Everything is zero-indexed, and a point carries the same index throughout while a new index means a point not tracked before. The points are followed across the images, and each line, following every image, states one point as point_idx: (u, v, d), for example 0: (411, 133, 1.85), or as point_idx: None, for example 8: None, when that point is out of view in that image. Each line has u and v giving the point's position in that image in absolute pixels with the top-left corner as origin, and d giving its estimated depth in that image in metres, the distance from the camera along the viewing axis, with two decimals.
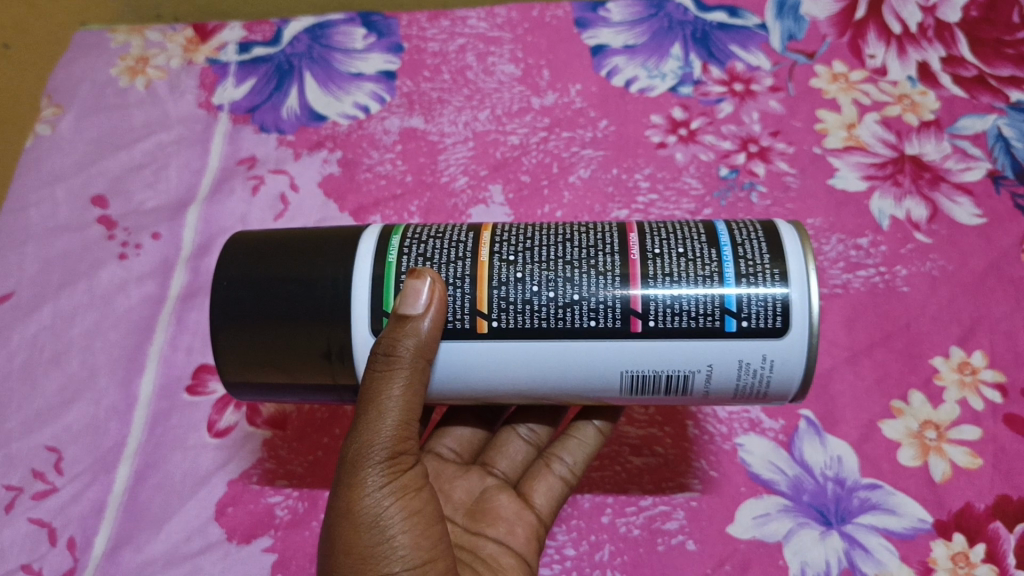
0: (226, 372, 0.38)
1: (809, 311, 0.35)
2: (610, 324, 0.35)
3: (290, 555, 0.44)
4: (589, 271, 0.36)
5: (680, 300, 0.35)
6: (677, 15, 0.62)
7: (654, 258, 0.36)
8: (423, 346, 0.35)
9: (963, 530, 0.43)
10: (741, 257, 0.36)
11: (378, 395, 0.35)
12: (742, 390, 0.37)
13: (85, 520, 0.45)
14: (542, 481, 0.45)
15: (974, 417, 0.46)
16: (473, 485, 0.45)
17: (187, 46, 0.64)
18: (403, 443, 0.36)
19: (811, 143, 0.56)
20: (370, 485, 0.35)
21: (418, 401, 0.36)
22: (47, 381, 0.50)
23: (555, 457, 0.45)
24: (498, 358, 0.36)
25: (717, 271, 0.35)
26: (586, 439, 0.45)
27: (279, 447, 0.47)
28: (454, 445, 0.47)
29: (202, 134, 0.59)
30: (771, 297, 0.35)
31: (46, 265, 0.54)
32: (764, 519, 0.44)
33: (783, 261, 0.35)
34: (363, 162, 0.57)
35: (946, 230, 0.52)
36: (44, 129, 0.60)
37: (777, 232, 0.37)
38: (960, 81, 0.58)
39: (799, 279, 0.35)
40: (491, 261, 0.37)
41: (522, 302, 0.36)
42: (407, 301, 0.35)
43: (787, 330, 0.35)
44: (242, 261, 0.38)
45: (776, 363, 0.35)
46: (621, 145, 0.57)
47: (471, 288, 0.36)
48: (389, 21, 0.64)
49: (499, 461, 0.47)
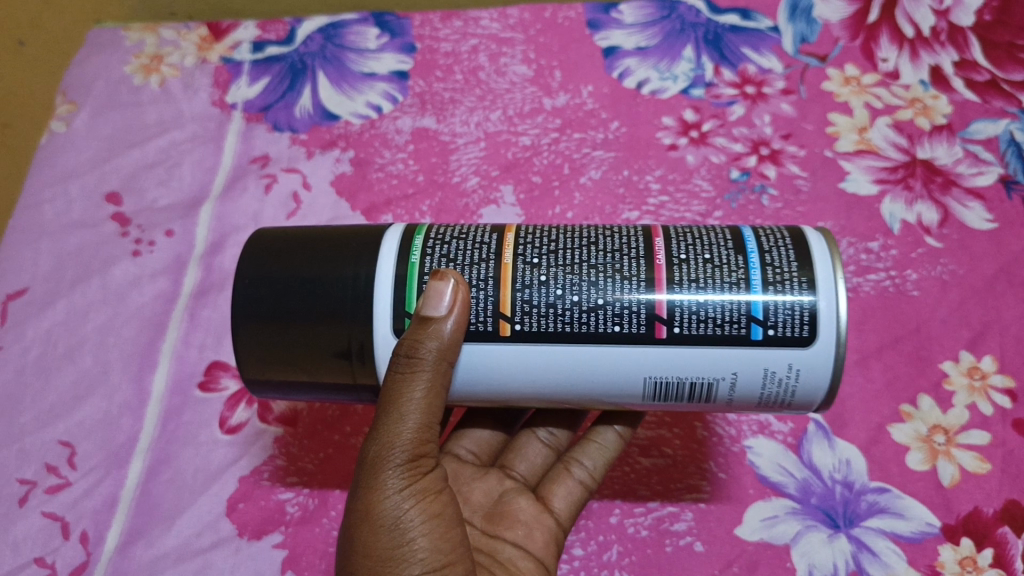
0: (246, 369, 0.38)
1: (837, 321, 0.35)
2: (634, 329, 0.36)
3: (300, 552, 0.44)
4: (614, 275, 0.36)
5: (705, 306, 0.35)
6: (689, 17, 0.62)
7: (680, 263, 0.36)
8: (445, 348, 0.35)
9: (971, 534, 0.43)
10: (769, 264, 0.36)
11: (399, 396, 0.35)
12: (766, 399, 0.37)
13: (97, 515, 0.46)
14: (561, 484, 0.45)
15: (983, 422, 0.46)
16: (491, 488, 0.45)
17: (201, 44, 0.64)
18: (423, 446, 0.36)
19: (823, 146, 0.56)
20: (389, 487, 0.35)
21: (439, 403, 0.36)
22: (61, 376, 0.50)
23: (574, 461, 0.45)
24: (521, 362, 0.37)
25: (744, 278, 0.36)
26: (606, 445, 0.45)
27: (290, 443, 0.47)
28: (472, 447, 0.47)
29: (215, 132, 0.60)
30: (798, 304, 0.35)
31: (60, 261, 0.55)
32: (772, 521, 0.44)
33: (810, 268, 0.36)
34: (375, 162, 0.57)
35: (956, 234, 0.52)
36: (58, 126, 0.61)
37: (805, 239, 0.37)
38: (972, 85, 0.58)
39: (827, 288, 0.35)
40: (514, 263, 0.37)
41: (545, 305, 0.36)
42: (430, 303, 0.35)
43: (814, 340, 0.35)
44: (264, 259, 0.38)
45: (802, 372, 0.35)
46: (632, 147, 0.57)
47: (494, 290, 0.36)
48: (402, 21, 0.64)
49: (518, 463, 0.47)
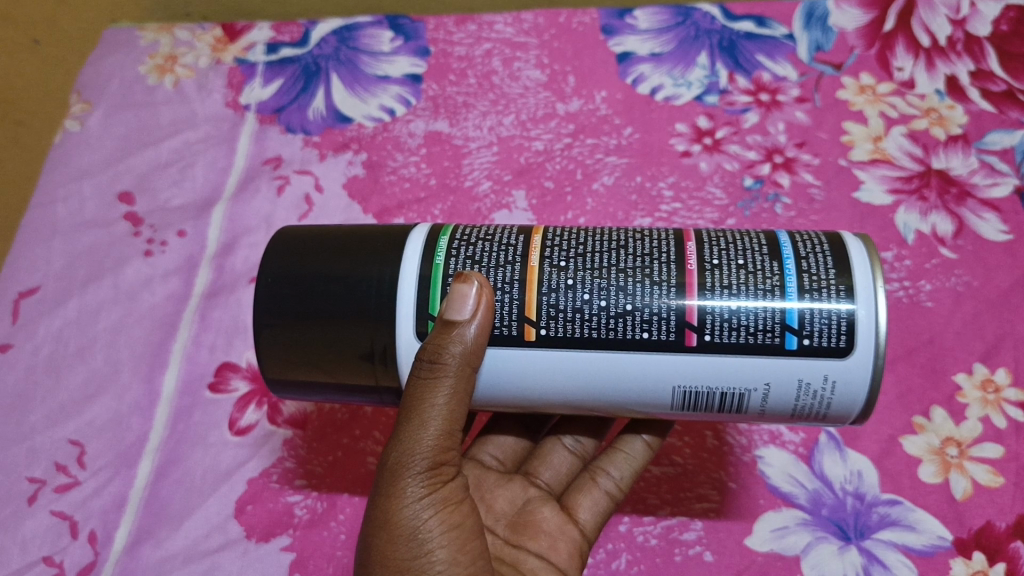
0: (268, 368, 0.38)
1: (875, 331, 0.35)
2: (664, 336, 0.35)
3: (308, 555, 0.44)
4: (644, 280, 0.36)
5: (738, 314, 0.35)
6: (704, 24, 0.62)
7: (712, 268, 0.36)
8: (469, 353, 0.35)
9: (983, 548, 0.42)
10: (805, 271, 0.36)
11: (421, 402, 0.35)
12: (799, 411, 0.37)
13: (106, 515, 0.46)
14: (588, 494, 0.44)
15: (997, 435, 0.45)
16: (515, 496, 0.45)
17: (215, 45, 0.64)
18: (444, 453, 0.36)
19: (837, 155, 0.56)
20: (409, 495, 0.35)
21: (461, 410, 0.36)
22: (72, 374, 0.50)
23: (601, 471, 0.45)
24: (548, 369, 0.36)
25: (779, 284, 0.35)
26: (633, 454, 0.45)
27: (299, 446, 0.47)
28: (496, 453, 0.47)
29: (229, 133, 0.60)
30: (835, 313, 0.35)
31: (73, 259, 0.55)
32: (781, 532, 0.44)
33: (848, 276, 0.35)
34: (387, 165, 0.57)
35: (971, 246, 0.51)
36: (72, 125, 0.61)
37: (842, 245, 0.37)
38: (988, 96, 0.57)
39: (866, 297, 0.35)
40: (541, 266, 0.37)
41: (572, 310, 0.36)
42: (454, 306, 0.35)
43: (851, 351, 0.35)
44: (288, 256, 0.38)
45: (838, 384, 0.35)
46: (645, 153, 0.57)
47: (520, 293, 0.36)
48: (416, 25, 0.64)
49: (543, 471, 0.47)
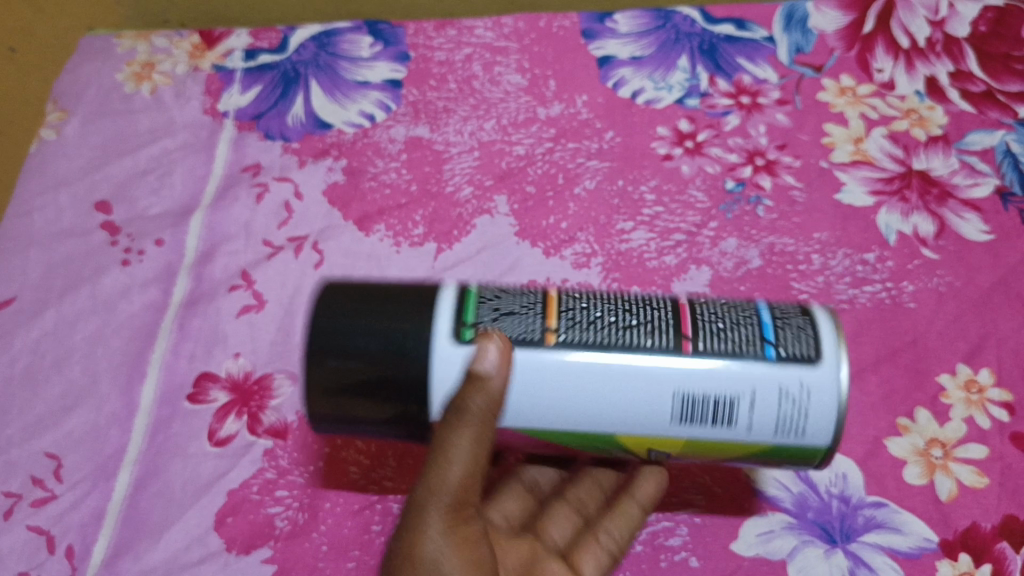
0: None
1: (839, 346, 0.36)
2: (662, 340, 0.36)
3: (289, 566, 0.43)
4: (639, 304, 0.38)
5: (722, 326, 0.36)
6: (685, 27, 0.63)
7: (699, 302, 0.38)
8: (493, 399, 0.34)
9: (969, 549, 0.42)
10: (775, 306, 0.38)
11: (447, 441, 0.34)
12: (776, 453, 0.37)
13: (84, 529, 0.45)
14: (589, 553, 0.42)
15: (981, 436, 0.45)
16: (525, 556, 0.41)
17: (193, 52, 0.64)
18: (469, 497, 0.34)
19: (818, 156, 0.56)
20: (432, 532, 0.33)
21: (486, 453, 0.35)
22: (49, 387, 0.50)
23: (600, 529, 0.43)
24: (552, 376, 0.35)
25: (755, 312, 0.37)
26: (633, 515, 0.43)
27: (280, 456, 0.46)
28: (502, 518, 0.43)
29: (208, 141, 0.59)
30: (807, 329, 0.36)
31: (50, 269, 0.54)
32: (767, 536, 0.43)
33: (813, 308, 0.37)
34: (368, 171, 0.57)
35: (953, 246, 0.52)
36: (49, 134, 0.60)
37: (823, 305, 0.37)
38: (968, 96, 0.58)
39: (828, 321, 0.36)
40: (559, 296, 0.38)
41: (586, 320, 0.37)
42: (478, 358, 0.34)
43: (821, 358, 0.35)
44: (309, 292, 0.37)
45: (812, 391, 0.35)
46: (627, 157, 0.57)
47: (540, 311, 0.37)
48: (396, 30, 0.64)
49: (551, 529, 0.44)
